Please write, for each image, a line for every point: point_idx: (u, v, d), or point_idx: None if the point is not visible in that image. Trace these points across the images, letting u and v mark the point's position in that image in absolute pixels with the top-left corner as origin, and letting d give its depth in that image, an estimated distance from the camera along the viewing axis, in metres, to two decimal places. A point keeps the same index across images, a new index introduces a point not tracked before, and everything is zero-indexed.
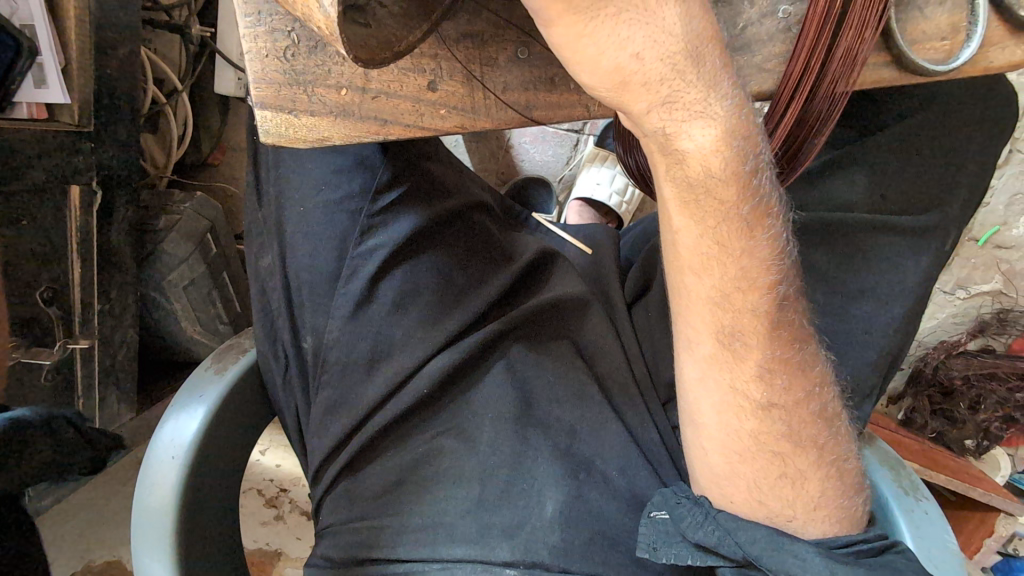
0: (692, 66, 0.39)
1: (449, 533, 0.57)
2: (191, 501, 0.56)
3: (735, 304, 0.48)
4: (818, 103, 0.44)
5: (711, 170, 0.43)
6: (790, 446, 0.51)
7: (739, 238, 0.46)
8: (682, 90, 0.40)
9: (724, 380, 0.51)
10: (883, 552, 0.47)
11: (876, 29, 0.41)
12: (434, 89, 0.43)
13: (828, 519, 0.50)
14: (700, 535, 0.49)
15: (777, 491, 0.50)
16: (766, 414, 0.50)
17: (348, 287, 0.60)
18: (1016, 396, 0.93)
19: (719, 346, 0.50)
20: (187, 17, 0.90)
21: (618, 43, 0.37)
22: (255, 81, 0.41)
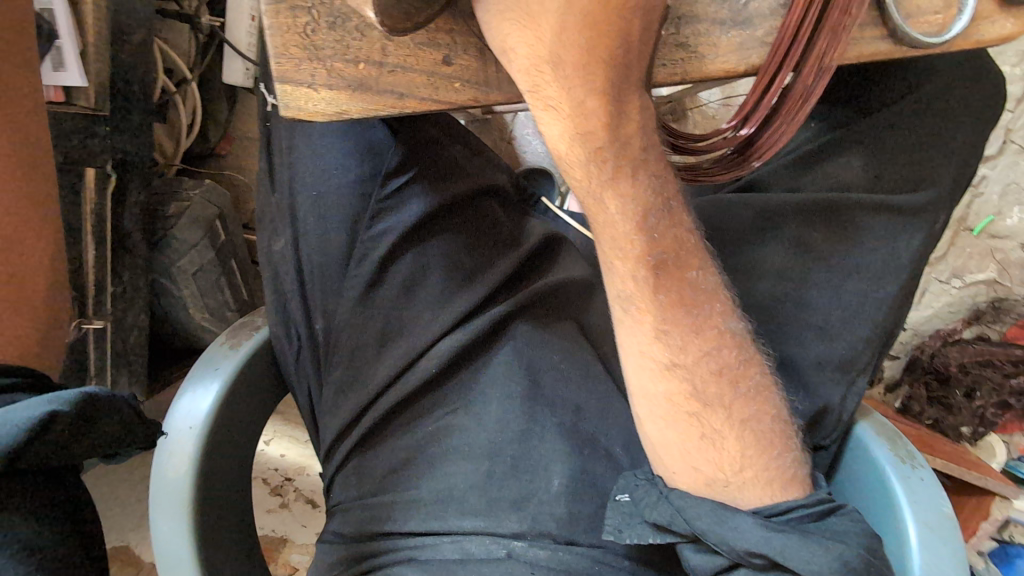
0: (550, 56, 0.42)
1: (459, 506, 0.59)
2: (209, 474, 0.57)
3: (619, 272, 0.50)
4: (807, 74, 0.45)
5: (568, 155, 0.46)
6: (699, 405, 0.51)
7: (615, 209, 0.48)
8: (544, 81, 0.43)
9: (632, 343, 0.52)
10: (828, 515, 0.49)
11: (862, 6, 0.43)
12: (449, 63, 0.44)
13: (760, 484, 0.51)
14: (655, 514, 0.51)
15: (703, 456, 0.51)
16: (673, 373, 0.51)
17: (359, 270, 0.62)
18: (1010, 382, 0.96)
19: (621, 310, 0.52)
20: (198, 7, 0.91)
21: (499, 26, 0.42)
22: (275, 55, 0.42)
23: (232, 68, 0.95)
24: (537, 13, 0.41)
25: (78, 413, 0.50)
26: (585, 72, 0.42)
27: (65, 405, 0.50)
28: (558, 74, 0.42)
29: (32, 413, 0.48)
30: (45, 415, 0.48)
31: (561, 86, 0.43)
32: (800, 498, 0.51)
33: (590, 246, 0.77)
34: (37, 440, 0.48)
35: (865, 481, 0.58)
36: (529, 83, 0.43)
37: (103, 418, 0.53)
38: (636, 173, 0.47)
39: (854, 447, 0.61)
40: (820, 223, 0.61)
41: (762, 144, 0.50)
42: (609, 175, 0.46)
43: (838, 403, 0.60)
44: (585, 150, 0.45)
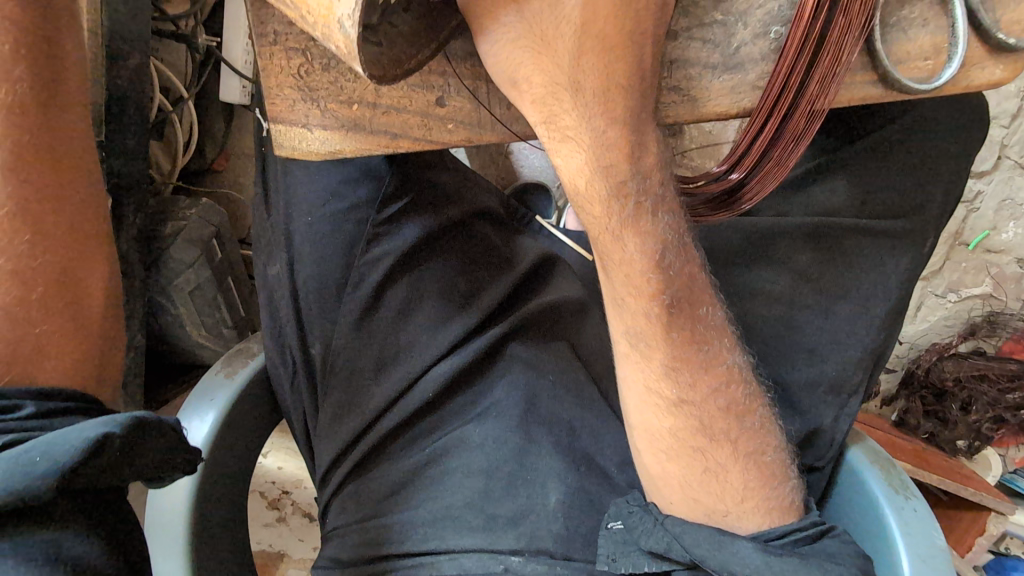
0: (570, 91, 0.41)
1: (456, 527, 0.59)
2: (204, 502, 0.57)
3: (631, 309, 0.50)
4: (797, 119, 0.45)
5: (580, 190, 0.45)
6: (706, 440, 0.52)
7: (620, 249, 0.47)
8: (558, 115, 0.42)
9: (636, 380, 0.52)
10: (817, 540, 0.50)
11: (851, 54, 0.43)
12: (442, 104, 0.44)
13: (759, 512, 0.52)
14: (651, 542, 0.52)
15: (705, 487, 0.52)
16: (680, 410, 0.51)
17: (355, 295, 0.62)
18: (1007, 398, 0.96)
19: (629, 346, 0.51)
20: (194, 27, 0.91)
21: (511, 62, 0.41)
22: (269, 98, 0.43)
23: (228, 86, 0.94)
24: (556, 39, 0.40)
25: (137, 433, 0.40)
26: (583, 109, 0.42)
27: (121, 426, 0.39)
28: (580, 103, 0.41)
29: (84, 434, 0.38)
30: (99, 438, 0.38)
31: (580, 114, 0.42)
32: (793, 522, 0.52)
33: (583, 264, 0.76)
34: (82, 468, 0.38)
35: (859, 510, 0.58)
36: (542, 114, 0.42)
37: (155, 439, 0.43)
38: (643, 212, 0.46)
39: (849, 475, 0.61)
40: (819, 249, 0.61)
41: (752, 186, 0.50)
42: (632, 215, 0.46)
43: (830, 427, 0.60)
44: (607, 185, 0.45)
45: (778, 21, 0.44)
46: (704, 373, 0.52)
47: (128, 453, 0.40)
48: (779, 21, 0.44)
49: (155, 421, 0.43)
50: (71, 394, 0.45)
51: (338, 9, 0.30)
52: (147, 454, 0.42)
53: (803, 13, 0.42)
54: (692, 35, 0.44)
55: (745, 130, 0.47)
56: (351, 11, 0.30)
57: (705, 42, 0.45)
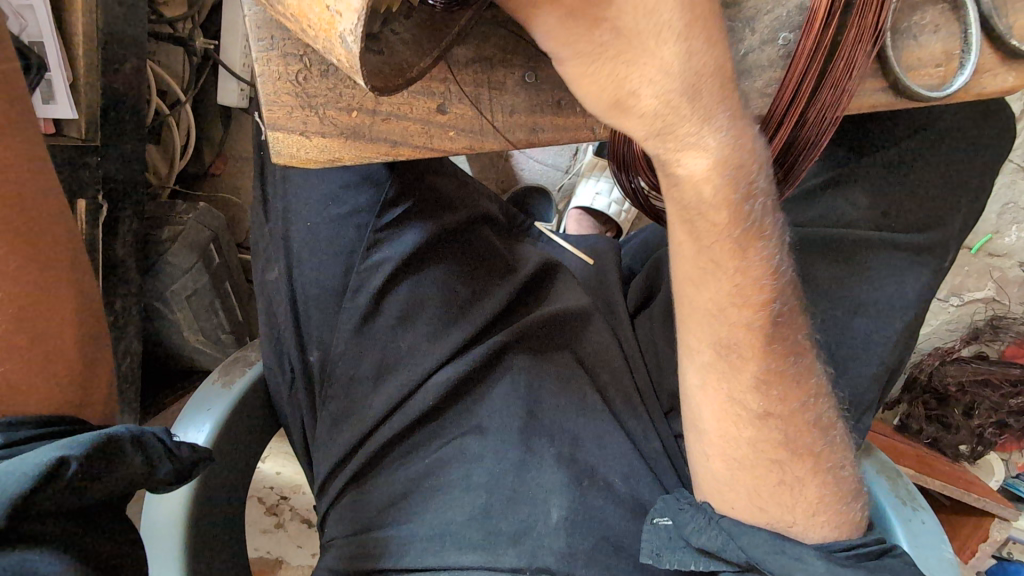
0: (687, 102, 0.41)
1: (456, 541, 0.58)
2: (200, 515, 0.56)
3: (729, 318, 0.49)
4: (801, 133, 0.44)
5: (703, 198, 0.44)
6: (786, 453, 0.51)
7: (738, 257, 0.47)
8: (679, 121, 0.41)
9: (722, 389, 0.51)
10: (881, 555, 0.49)
11: (862, 67, 0.42)
12: (443, 112, 0.43)
13: (829, 525, 0.51)
14: (704, 541, 0.51)
15: (775, 500, 0.51)
16: (765, 423, 0.51)
17: (354, 302, 0.60)
18: (1009, 402, 0.95)
19: (717, 356, 0.50)
20: (191, 30, 0.90)
21: (618, 77, 0.39)
22: (266, 103, 0.42)
23: (226, 89, 0.94)
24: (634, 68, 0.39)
25: (97, 453, 0.39)
26: (670, 139, 0.42)
27: (77, 449, 0.38)
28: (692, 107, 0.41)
29: (40, 459, 0.36)
30: (56, 461, 0.36)
31: (699, 117, 0.42)
32: (857, 537, 0.51)
33: (585, 269, 0.75)
34: (37, 495, 0.35)
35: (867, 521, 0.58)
36: (656, 128, 0.42)
37: (130, 456, 0.41)
38: (740, 226, 0.46)
39: (855, 486, 0.60)
40: (826, 256, 0.60)
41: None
42: (741, 217, 0.45)
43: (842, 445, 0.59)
44: (727, 190, 0.44)
45: (787, 28, 0.44)
46: (790, 387, 0.51)
47: (94, 474, 0.38)
48: (787, 27, 0.44)
49: (129, 437, 0.42)
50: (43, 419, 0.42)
51: (341, 25, 0.29)
52: (123, 472, 0.40)
53: (814, 20, 0.41)
54: None
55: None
56: (355, 27, 0.29)
57: None
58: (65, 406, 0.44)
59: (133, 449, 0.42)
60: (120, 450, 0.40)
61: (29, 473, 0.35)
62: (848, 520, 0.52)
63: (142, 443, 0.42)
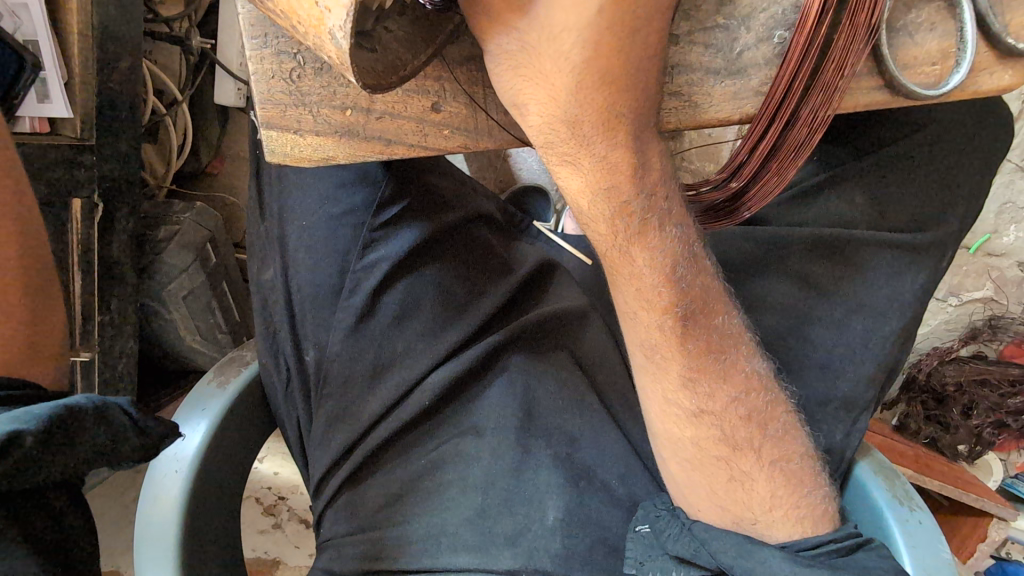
0: (570, 128, 0.42)
1: (451, 541, 0.58)
2: (195, 517, 0.56)
3: (661, 325, 0.50)
4: (796, 131, 0.44)
5: (587, 212, 0.46)
6: (728, 449, 0.53)
7: (637, 265, 0.48)
8: (563, 141, 0.42)
9: (655, 390, 0.53)
10: (853, 551, 0.50)
11: (855, 64, 0.42)
12: (438, 110, 0.43)
13: (789, 521, 0.52)
14: (678, 547, 0.52)
15: (731, 495, 0.53)
16: (700, 421, 0.52)
17: (350, 302, 0.60)
18: (1008, 402, 0.94)
19: (646, 358, 0.52)
20: (188, 29, 0.90)
21: (517, 94, 0.41)
22: (261, 102, 0.42)
23: (223, 89, 0.94)
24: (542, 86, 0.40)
25: (55, 425, 0.40)
26: (552, 155, 0.44)
27: (34, 422, 0.39)
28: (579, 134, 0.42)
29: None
30: (13, 433, 0.37)
31: (579, 144, 0.42)
32: (829, 531, 0.52)
33: (583, 269, 0.75)
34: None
35: (865, 521, 0.57)
36: (542, 141, 0.43)
37: (90, 429, 0.42)
38: (639, 239, 0.47)
39: (853, 486, 0.60)
40: (822, 256, 0.60)
41: (752, 194, 0.49)
42: (637, 231, 0.46)
43: (841, 443, 0.59)
44: (609, 205, 0.45)
45: (782, 26, 0.43)
46: (739, 382, 0.53)
47: (52, 445, 0.40)
48: (782, 25, 0.43)
49: (90, 408, 0.43)
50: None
51: (330, 21, 0.29)
52: (81, 445, 0.41)
53: (807, 19, 0.41)
54: (694, 40, 0.44)
55: (746, 137, 0.46)
56: (343, 23, 0.29)
57: (706, 47, 0.44)
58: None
59: (92, 422, 0.43)
60: (80, 422, 0.42)
61: None
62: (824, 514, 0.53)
63: (102, 415, 0.43)
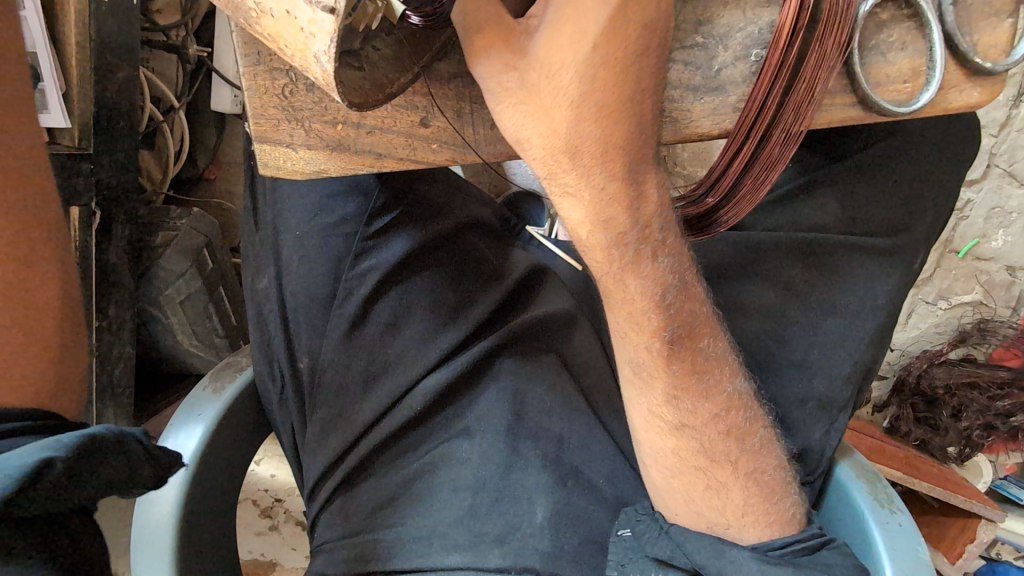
0: (569, 159, 0.42)
1: (442, 541, 0.59)
2: (191, 518, 0.57)
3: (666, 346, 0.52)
4: (772, 145, 0.45)
5: (582, 239, 0.47)
6: (707, 461, 0.54)
7: (622, 288, 0.49)
8: (562, 170, 0.43)
9: (640, 402, 0.54)
10: (818, 549, 0.52)
11: (825, 85, 0.43)
12: (426, 125, 0.44)
13: (759, 525, 0.54)
14: (656, 549, 0.53)
15: (708, 503, 0.54)
16: (681, 433, 0.53)
17: (342, 309, 0.61)
18: (996, 404, 0.96)
19: (632, 372, 0.54)
20: (185, 37, 0.91)
21: (516, 121, 0.42)
22: (255, 116, 0.43)
23: (219, 96, 0.95)
24: (540, 116, 0.41)
25: (83, 452, 0.38)
26: (556, 180, 0.44)
27: (66, 449, 0.37)
28: (577, 165, 0.42)
29: (25, 457, 0.35)
30: (42, 460, 0.35)
31: (579, 174, 0.43)
32: (795, 534, 0.53)
33: (572, 275, 0.76)
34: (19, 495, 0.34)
35: (847, 524, 0.59)
36: (544, 170, 0.43)
37: (117, 456, 0.40)
38: (647, 248, 0.47)
39: (836, 488, 0.61)
40: (804, 260, 0.61)
41: (727, 210, 0.49)
42: (631, 260, 0.47)
43: (820, 442, 0.61)
44: (606, 234, 0.46)
45: (758, 45, 0.45)
46: (734, 397, 0.54)
47: (79, 475, 0.37)
48: (759, 44, 0.45)
49: (112, 432, 0.41)
50: (25, 411, 0.41)
51: (314, 46, 0.31)
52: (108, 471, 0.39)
53: (780, 38, 0.42)
54: (674, 57, 0.45)
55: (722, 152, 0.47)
56: (327, 48, 0.30)
57: (686, 64, 0.45)
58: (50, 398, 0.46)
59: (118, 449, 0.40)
60: (109, 450, 0.39)
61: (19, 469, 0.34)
62: (788, 518, 0.54)
63: (128, 441, 0.41)
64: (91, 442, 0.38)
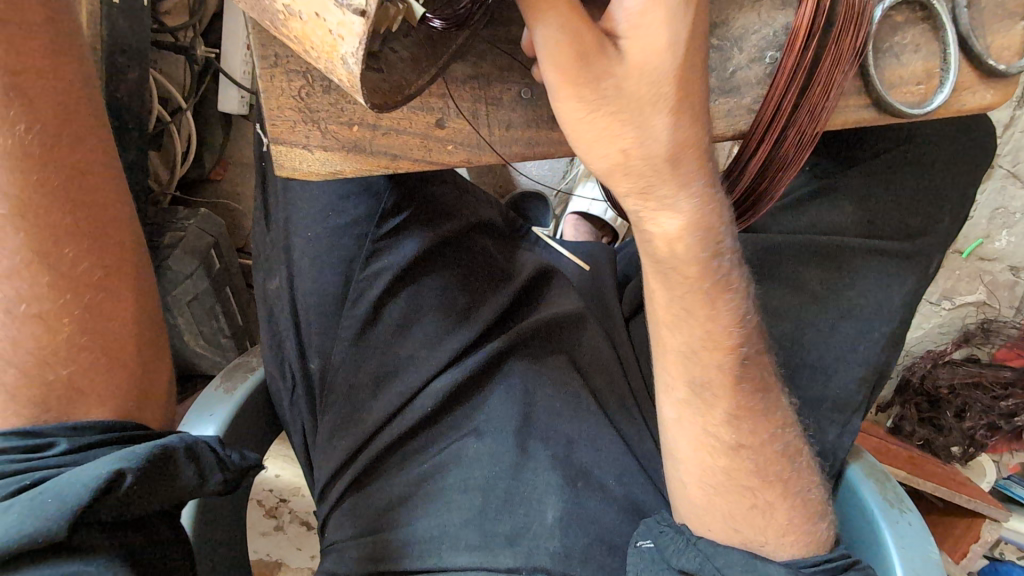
0: (670, 167, 0.42)
1: (453, 541, 0.59)
2: (205, 515, 0.57)
3: (703, 360, 0.51)
4: (787, 146, 0.45)
5: (674, 254, 0.46)
6: (759, 478, 0.53)
7: (703, 306, 0.49)
8: (660, 178, 0.42)
9: (691, 418, 0.53)
10: (845, 570, 0.51)
11: (839, 88, 0.43)
12: (442, 126, 0.45)
13: (798, 541, 0.53)
14: (683, 561, 0.52)
15: (749, 520, 0.53)
16: (737, 452, 0.53)
17: (353, 310, 0.62)
18: (1001, 405, 0.96)
19: (691, 392, 0.52)
20: (193, 38, 0.91)
21: (609, 137, 0.40)
22: (271, 119, 0.43)
23: (226, 97, 0.95)
24: (632, 126, 0.39)
25: (152, 465, 0.41)
26: (649, 197, 0.44)
27: (134, 463, 0.40)
28: (677, 175, 0.42)
29: (100, 470, 0.39)
30: (112, 475, 0.39)
31: (677, 184, 0.43)
32: (824, 555, 0.53)
33: (581, 278, 0.74)
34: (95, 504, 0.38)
35: (857, 522, 0.59)
36: (642, 185, 0.43)
37: (183, 467, 0.43)
38: (717, 266, 0.48)
39: (845, 488, 0.62)
40: (813, 261, 0.61)
41: (743, 212, 0.49)
42: (723, 276, 0.48)
43: (833, 442, 0.61)
44: (700, 249, 0.46)
45: (773, 47, 0.45)
46: (769, 398, 0.53)
47: (147, 486, 0.41)
48: (773, 47, 0.45)
49: (183, 448, 0.44)
50: (112, 423, 0.46)
51: (342, 47, 0.31)
52: (175, 484, 0.43)
53: (795, 40, 0.43)
54: None
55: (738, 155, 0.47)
56: (355, 49, 0.31)
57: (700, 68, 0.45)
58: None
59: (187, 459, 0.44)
60: (175, 462, 0.43)
61: (92, 484, 0.38)
62: (816, 539, 0.53)
63: (197, 451, 0.45)
64: (159, 455, 0.42)
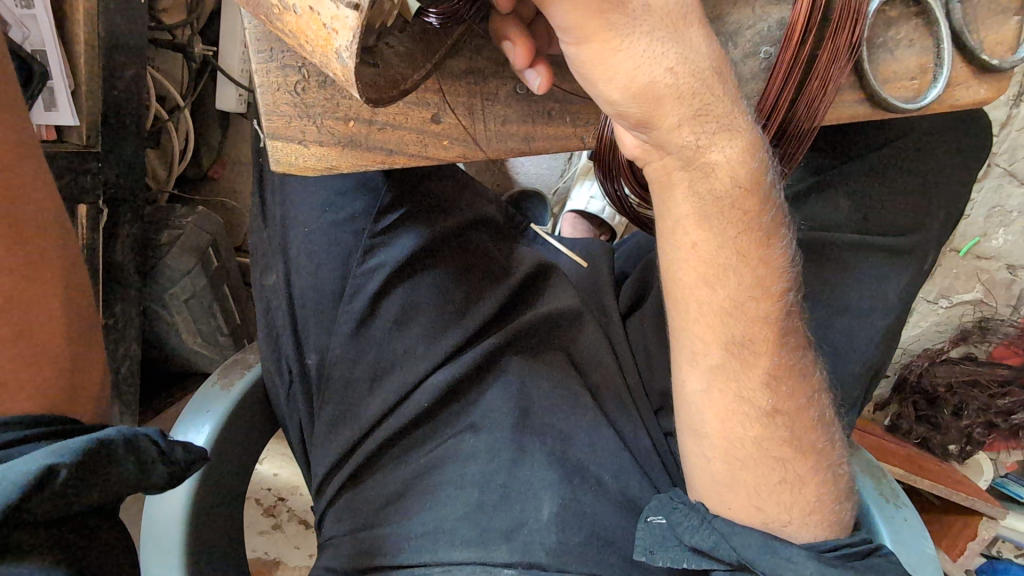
0: (719, 82, 0.43)
1: (449, 538, 0.59)
2: (200, 512, 0.57)
3: (748, 310, 0.50)
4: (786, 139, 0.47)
5: (736, 180, 0.46)
6: (791, 451, 0.52)
7: (758, 247, 0.49)
8: (715, 95, 0.43)
9: (727, 389, 0.51)
10: (868, 555, 0.50)
11: (837, 84, 0.44)
12: (437, 122, 0.45)
13: (821, 524, 0.52)
14: (695, 539, 0.51)
15: (774, 496, 0.52)
16: (772, 420, 0.51)
17: (350, 306, 0.62)
18: (998, 402, 0.96)
19: (730, 354, 0.51)
20: (190, 36, 0.91)
21: (651, 59, 0.40)
22: (267, 113, 0.43)
23: (225, 95, 0.95)
24: (677, 42, 0.40)
25: (87, 458, 0.40)
26: (704, 121, 0.44)
27: (69, 456, 0.39)
28: (727, 88, 0.43)
29: (31, 465, 0.37)
30: (46, 468, 0.37)
31: (731, 96, 0.44)
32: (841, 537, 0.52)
33: (578, 273, 0.72)
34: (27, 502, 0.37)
35: None
36: (695, 107, 0.43)
37: (122, 460, 0.42)
38: (764, 213, 0.48)
39: None
40: (809, 257, 0.61)
41: None
42: (769, 224, 0.49)
43: None
44: (755, 170, 0.46)
45: (767, 42, 0.46)
46: (799, 380, 0.52)
47: (82, 480, 0.40)
48: (767, 42, 0.46)
49: (121, 440, 0.43)
50: (41, 418, 0.43)
51: (338, 42, 0.31)
52: (115, 476, 0.42)
53: (792, 36, 0.43)
54: None
55: None
56: (350, 44, 0.31)
57: None
58: (61, 392, 0.46)
59: (125, 451, 0.43)
60: (114, 455, 0.42)
61: (23, 480, 0.36)
62: (840, 519, 0.53)
63: (136, 443, 0.44)
64: (94, 449, 0.41)
